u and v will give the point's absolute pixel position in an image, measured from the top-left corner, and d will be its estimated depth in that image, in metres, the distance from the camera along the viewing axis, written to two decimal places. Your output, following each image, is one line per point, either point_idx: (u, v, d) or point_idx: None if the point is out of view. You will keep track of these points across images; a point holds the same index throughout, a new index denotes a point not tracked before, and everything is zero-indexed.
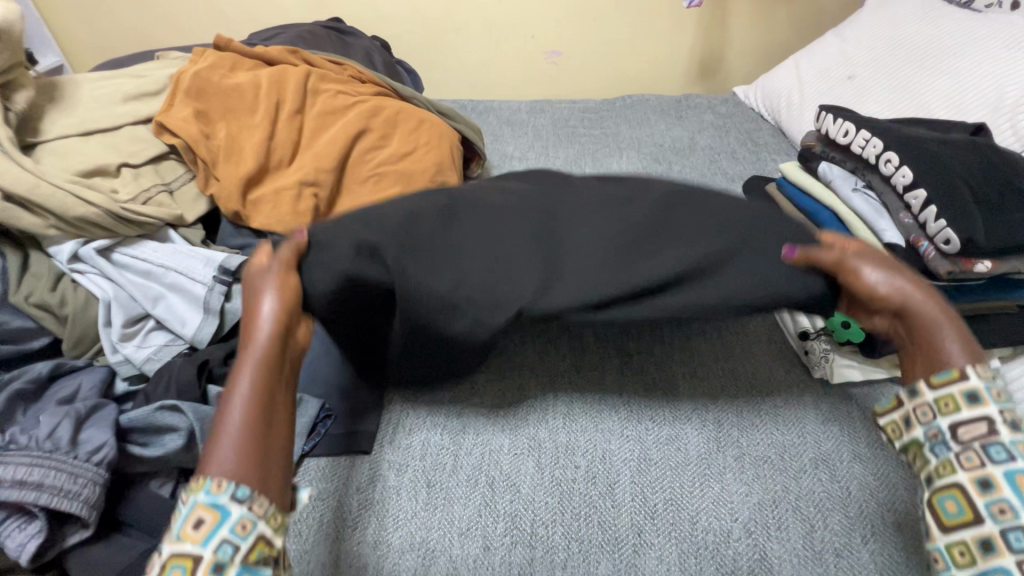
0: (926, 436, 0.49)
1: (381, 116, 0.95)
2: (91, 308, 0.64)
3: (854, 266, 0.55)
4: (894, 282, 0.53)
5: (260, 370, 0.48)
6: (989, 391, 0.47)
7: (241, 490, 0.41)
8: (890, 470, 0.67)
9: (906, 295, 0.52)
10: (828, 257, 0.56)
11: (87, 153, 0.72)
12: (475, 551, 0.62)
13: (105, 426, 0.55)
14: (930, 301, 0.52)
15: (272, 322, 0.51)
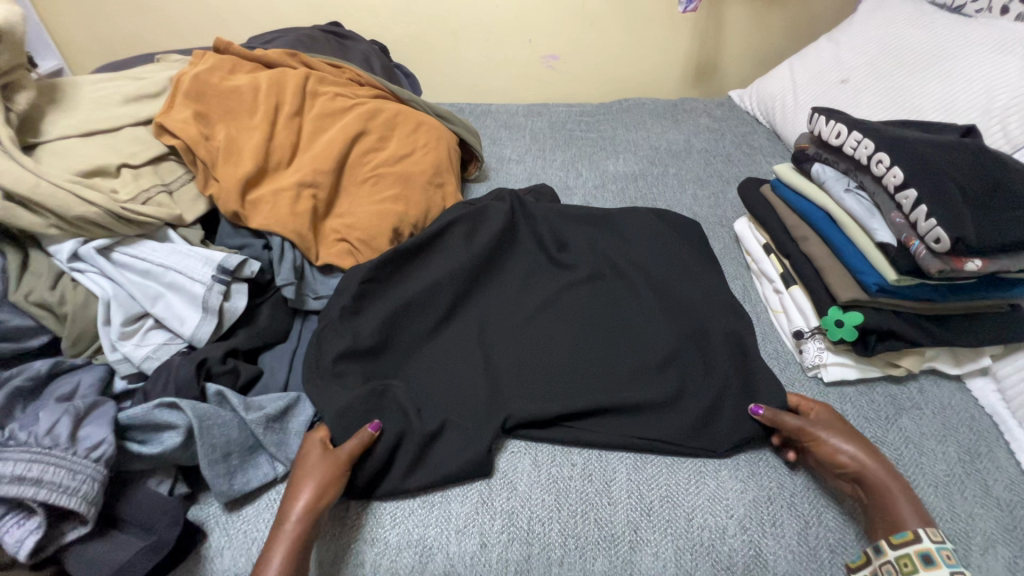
0: (915, 555, 0.54)
1: (379, 119, 0.96)
2: (90, 307, 0.65)
3: (825, 439, 0.64)
4: (868, 468, 0.61)
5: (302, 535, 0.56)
6: (938, 552, 0.54)
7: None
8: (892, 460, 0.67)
9: (885, 482, 0.60)
10: (799, 426, 0.66)
11: (87, 153, 0.73)
12: (472, 549, 0.62)
13: (104, 423, 0.55)
14: (900, 485, 0.60)
15: (296, 532, 0.56)
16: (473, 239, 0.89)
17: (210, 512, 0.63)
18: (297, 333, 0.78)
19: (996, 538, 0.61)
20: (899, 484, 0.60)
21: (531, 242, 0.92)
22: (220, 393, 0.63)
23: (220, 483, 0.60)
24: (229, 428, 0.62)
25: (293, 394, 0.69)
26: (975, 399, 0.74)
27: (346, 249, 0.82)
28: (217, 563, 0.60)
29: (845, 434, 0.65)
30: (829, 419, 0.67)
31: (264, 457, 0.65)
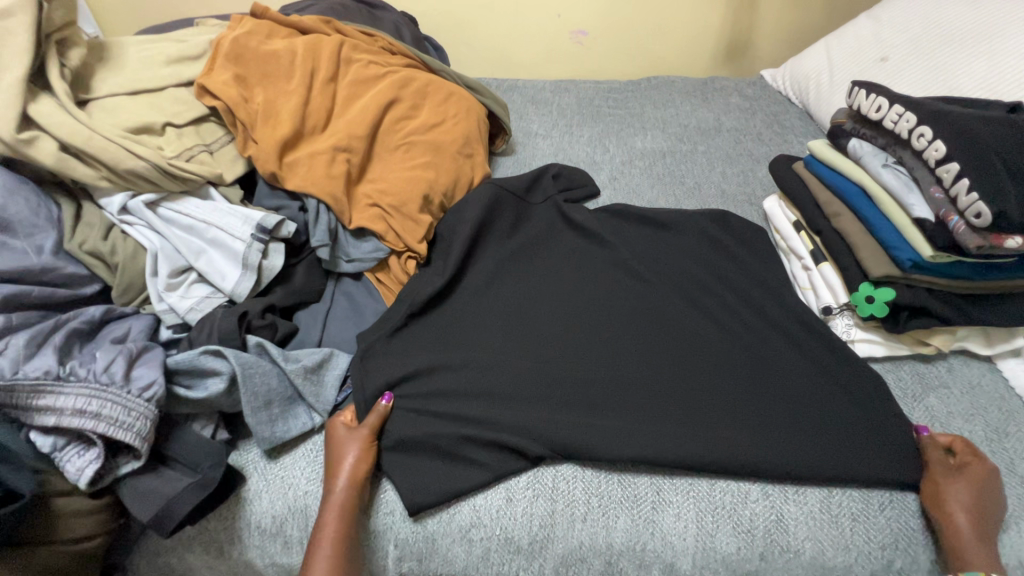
0: None
1: (411, 87, 0.97)
2: (139, 258, 0.68)
3: (948, 496, 0.60)
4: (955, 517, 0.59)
5: (349, 504, 0.61)
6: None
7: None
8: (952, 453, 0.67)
9: (963, 537, 0.58)
10: (936, 472, 0.63)
11: (134, 110, 0.75)
12: (499, 502, 0.65)
13: (155, 366, 0.58)
14: (976, 537, 0.58)
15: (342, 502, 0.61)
16: (525, 232, 0.95)
17: (249, 458, 0.66)
18: (330, 294, 0.82)
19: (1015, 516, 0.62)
20: (986, 545, 0.58)
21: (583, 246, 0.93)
22: (261, 344, 0.66)
23: (263, 429, 0.64)
24: (269, 378, 0.66)
25: (326, 350, 0.73)
26: (1006, 380, 0.74)
27: (378, 213, 0.84)
28: (256, 505, 0.64)
29: (978, 489, 0.60)
30: (979, 473, 0.61)
31: (301, 408, 0.69)
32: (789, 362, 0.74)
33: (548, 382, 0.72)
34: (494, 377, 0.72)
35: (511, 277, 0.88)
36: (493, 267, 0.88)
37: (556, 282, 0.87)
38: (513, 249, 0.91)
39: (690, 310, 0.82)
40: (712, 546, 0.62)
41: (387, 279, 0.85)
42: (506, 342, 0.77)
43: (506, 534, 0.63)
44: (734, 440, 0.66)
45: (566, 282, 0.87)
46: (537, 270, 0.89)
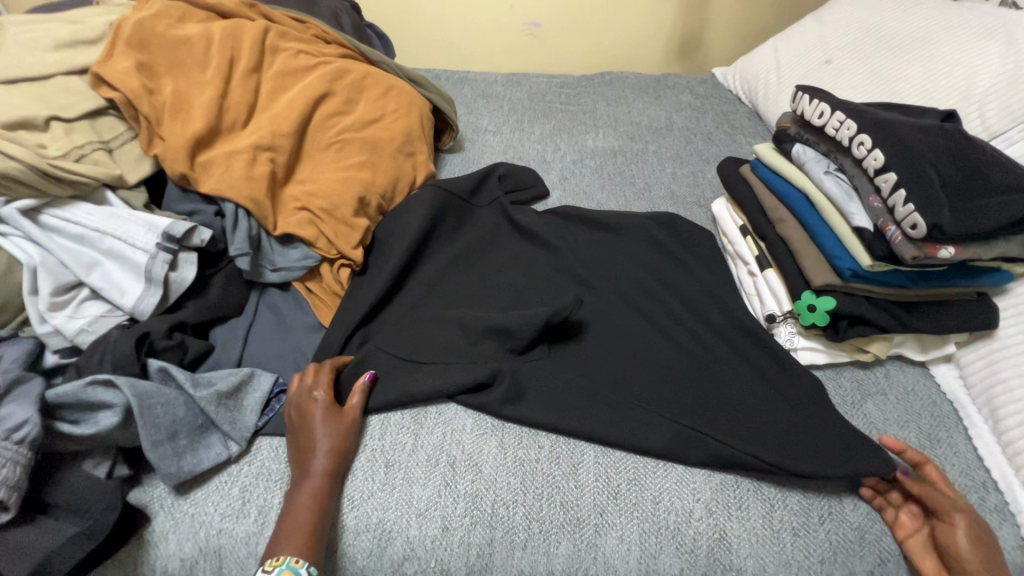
0: None
1: (346, 80, 0.90)
2: (14, 274, 0.60)
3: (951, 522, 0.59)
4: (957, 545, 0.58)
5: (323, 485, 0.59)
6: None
7: (313, 569, 0.54)
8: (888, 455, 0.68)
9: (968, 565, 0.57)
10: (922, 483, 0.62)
11: (11, 102, 0.65)
12: (433, 532, 0.60)
13: (28, 401, 0.51)
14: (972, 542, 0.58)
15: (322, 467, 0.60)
16: (468, 236, 0.90)
17: (155, 495, 0.59)
18: (253, 307, 0.75)
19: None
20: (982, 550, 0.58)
21: (527, 250, 0.90)
22: (163, 370, 0.59)
23: (168, 465, 0.57)
24: (175, 406, 0.59)
25: (245, 370, 0.66)
26: (938, 385, 0.75)
27: (306, 217, 0.77)
28: (161, 548, 0.58)
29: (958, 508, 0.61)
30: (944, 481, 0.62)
31: (216, 437, 0.62)
32: (735, 374, 0.72)
33: (490, 393, 0.69)
34: (430, 383, 0.69)
35: (454, 285, 0.83)
36: (435, 275, 0.84)
37: (501, 288, 0.83)
38: (455, 255, 0.87)
39: (638, 319, 0.79)
40: (655, 567, 0.60)
41: (317, 289, 0.78)
42: (447, 352, 0.73)
43: (442, 566, 0.60)
44: (679, 452, 0.65)
45: (510, 289, 0.83)
46: (481, 276, 0.85)
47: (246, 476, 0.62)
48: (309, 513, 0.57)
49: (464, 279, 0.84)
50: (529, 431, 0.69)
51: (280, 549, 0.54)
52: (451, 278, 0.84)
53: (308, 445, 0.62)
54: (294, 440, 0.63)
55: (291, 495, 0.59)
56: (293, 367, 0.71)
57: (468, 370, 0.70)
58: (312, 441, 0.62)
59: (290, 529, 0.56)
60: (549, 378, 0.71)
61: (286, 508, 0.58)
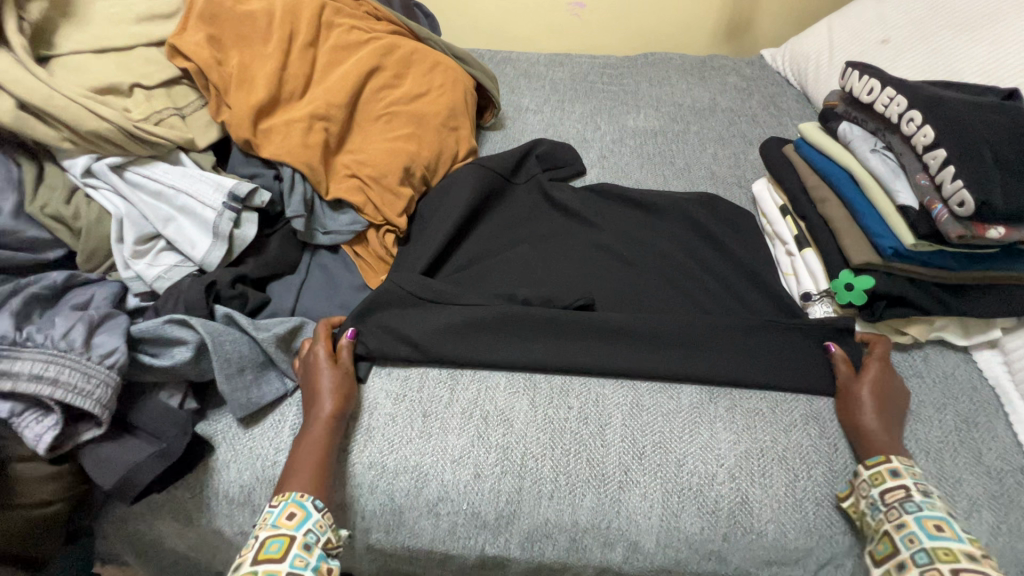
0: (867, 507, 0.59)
1: (395, 55, 0.94)
2: (104, 223, 0.67)
3: (860, 397, 0.67)
4: (864, 421, 0.65)
5: (327, 427, 0.63)
6: (907, 470, 0.60)
7: (319, 502, 0.58)
8: (919, 437, 0.67)
9: (872, 436, 0.64)
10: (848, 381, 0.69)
11: (101, 70, 0.72)
12: (466, 478, 0.65)
13: (117, 333, 0.58)
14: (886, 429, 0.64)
15: (327, 413, 0.64)
16: (506, 211, 0.94)
17: (218, 428, 0.66)
18: (306, 266, 0.81)
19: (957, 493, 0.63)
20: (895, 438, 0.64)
21: (562, 223, 0.92)
22: (228, 315, 0.65)
23: (232, 399, 0.63)
24: (240, 345, 0.65)
25: (297, 320, 0.71)
26: (980, 370, 0.73)
27: (356, 184, 0.82)
28: (224, 475, 0.64)
29: (886, 384, 0.67)
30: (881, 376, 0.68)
31: (274, 373, 0.68)
32: (778, 353, 0.73)
33: (508, 345, 0.73)
34: (455, 339, 0.73)
35: (492, 258, 0.87)
36: (478, 249, 0.87)
37: (537, 260, 0.86)
38: (495, 230, 0.90)
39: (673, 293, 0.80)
40: (677, 525, 0.62)
41: (365, 252, 0.83)
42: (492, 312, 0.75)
43: (473, 508, 0.64)
44: (698, 421, 0.69)
45: (545, 261, 0.86)
46: (518, 249, 0.88)
47: (295, 416, 0.68)
48: (316, 453, 0.61)
49: (504, 252, 0.88)
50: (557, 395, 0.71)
51: (286, 485, 0.58)
52: (495, 252, 0.88)
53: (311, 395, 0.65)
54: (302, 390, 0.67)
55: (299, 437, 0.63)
56: None
57: (488, 312, 0.74)
58: (316, 389, 0.65)
59: (298, 467, 0.60)
60: (557, 327, 0.74)
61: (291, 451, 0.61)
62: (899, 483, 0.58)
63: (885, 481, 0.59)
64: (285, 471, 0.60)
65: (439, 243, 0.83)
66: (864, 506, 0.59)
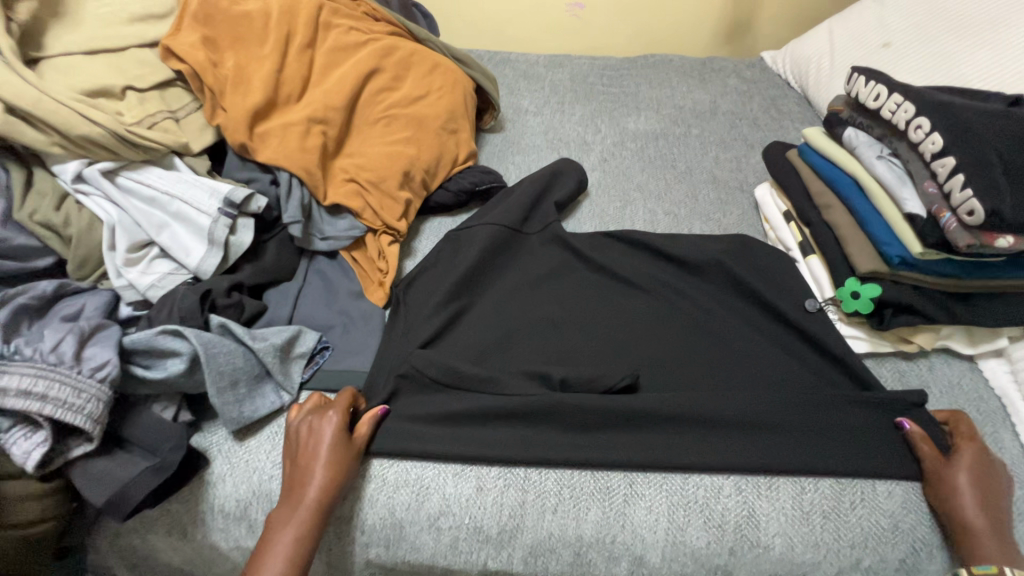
0: None
1: (393, 57, 0.92)
2: (95, 231, 0.65)
3: (958, 485, 0.59)
4: (967, 518, 0.58)
5: (309, 525, 0.57)
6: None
7: None
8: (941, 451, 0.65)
9: (977, 530, 0.57)
10: (936, 467, 0.61)
11: (93, 72, 0.70)
12: (468, 492, 0.63)
13: (109, 345, 0.56)
14: (991, 532, 0.57)
15: (313, 507, 0.57)
16: (530, 240, 0.86)
17: (214, 440, 0.64)
18: (303, 272, 0.79)
19: (935, 544, 0.61)
20: (1003, 543, 0.56)
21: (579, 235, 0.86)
22: (223, 324, 0.64)
23: (229, 410, 0.62)
24: (234, 357, 0.63)
25: (295, 327, 0.70)
26: (986, 380, 0.73)
27: (354, 189, 0.80)
28: (219, 489, 0.62)
29: (980, 467, 0.60)
30: (977, 459, 0.61)
31: (269, 386, 0.66)
32: (783, 367, 0.72)
33: (546, 416, 0.67)
34: (476, 436, 0.65)
35: (514, 318, 0.77)
36: (500, 286, 0.81)
37: (566, 321, 0.77)
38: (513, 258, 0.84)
39: (676, 298, 0.79)
40: (682, 540, 0.61)
41: (363, 258, 0.81)
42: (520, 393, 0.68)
43: (475, 523, 0.62)
44: (728, 443, 0.65)
45: (576, 323, 0.77)
46: (544, 289, 0.81)
47: None
48: (289, 551, 0.55)
49: (529, 289, 0.81)
50: (591, 432, 0.66)
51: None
52: (519, 289, 0.81)
53: (298, 478, 0.59)
54: (293, 457, 0.61)
55: (273, 526, 0.57)
56: (339, 328, 0.75)
57: (520, 402, 0.67)
58: (305, 472, 0.59)
59: (272, 553, 0.55)
60: (600, 415, 0.66)
61: (263, 543, 0.56)
62: None
63: None
64: (254, 564, 0.56)
65: (449, 286, 0.77)
66: None
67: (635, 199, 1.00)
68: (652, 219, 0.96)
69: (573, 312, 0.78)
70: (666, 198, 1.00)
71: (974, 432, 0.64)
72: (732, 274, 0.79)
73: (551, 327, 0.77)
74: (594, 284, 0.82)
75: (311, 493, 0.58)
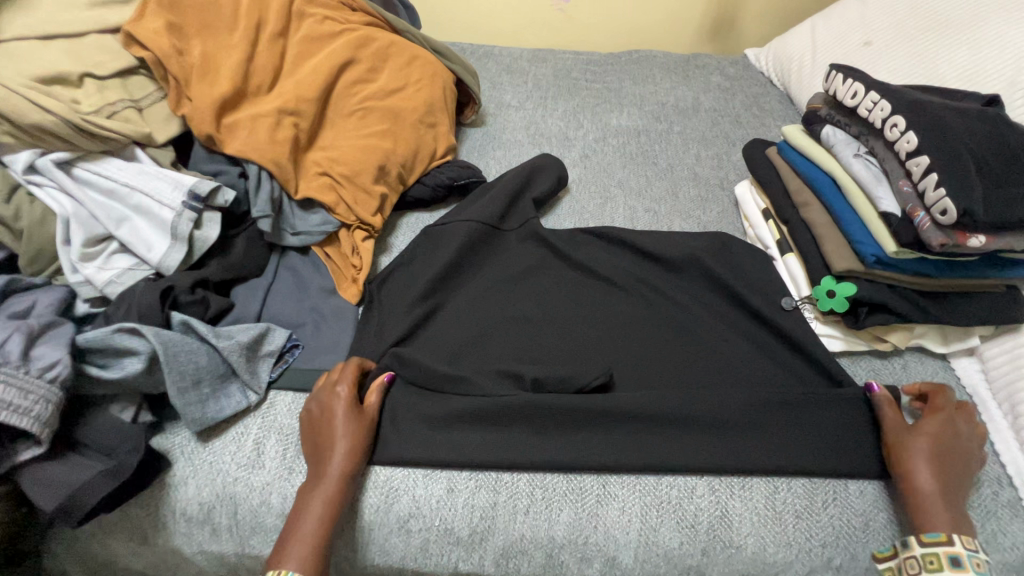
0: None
1: (369, 48, 0.90)
2: (49, 224, 0.62)
3: (917, 452, 0.59)
4: (917, 480, 0.58)
5: (338, 489, 0.57)
6: (970, 558, 0.53)
7: None
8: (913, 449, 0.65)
9: (928, 495, 0.57)
10: (894, 431, 0.62)
11: (48, 58, 0.67)
12: (439, 493, 0.62)
13: (60, 345, 0.54)
14: (941, 497, 0.57)
15: (340, 473, 0.58)
16: (507, 236, 0.85)
17: (176, 442, 0.62)
18: (274, 268, 0.77)
19: None
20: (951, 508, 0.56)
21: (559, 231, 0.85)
22: (185, 322, 0.62)
23: (191, 411, 0.60)
24: (197, 356, 0.61)
25: (263, 325, 0.68)
26: (958, 378, 0.73)
27: (327, 183, 0.78)
28: (181, 492, 0.60)
29: (941, 431, 0.61)
30: (937, 424, 0.61)
31: (235, 385, 0.64)
32: (758, 365, 0.71)
33: (521, 419, 0.66)
34: (449, 440, 0.64)
35: (489, 316, 0.76)
36: (477, 283, 0.80)
37: (541, 320, 0.76)
38: (490, 255, 0.83)
39: (653, 296, 0.79)
40: (655, 540, 0.60)
41: (336, 254, 0.79)
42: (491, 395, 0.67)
43: (445, 525, 0.61)
44: (693, 442, 0.65)
45: (553, 322, 0.76)
46: (521, 284, 0.80)
47: (259, 429, 0.64)
48: (320, 517, 0.55)
49: (505, 285, 0.80)
50: (564, 430, 0.65)
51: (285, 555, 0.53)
52: (495, 287, 0.79)
53: (321, 448, 0.59)
54: (312, 432, 0.61)
55: (303, 497, 0.57)
56: (309, 326, 0.73)
57: (492, 403, 0.66)
58: (327, 441, 0.59)
59: (305, 522, 0.55)
60: (572, 415, 0.65)
61: (293, 515, 0.56)
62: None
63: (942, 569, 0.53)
64: (286, 536, 0.55)
65: (425, 284, 0.76)
66: None
67: (615, 195, 0.99)
68: (632, 216, 0.96)
69: (549, 310, 0.77)
70: (647, 195, 0.99)
71: (948, 399, 0.64)
72: (710, 272, 0.79)
73: (527, 326, 0.75)
74: (572, 281, 0.81)
75: (336, 460, 0.58)
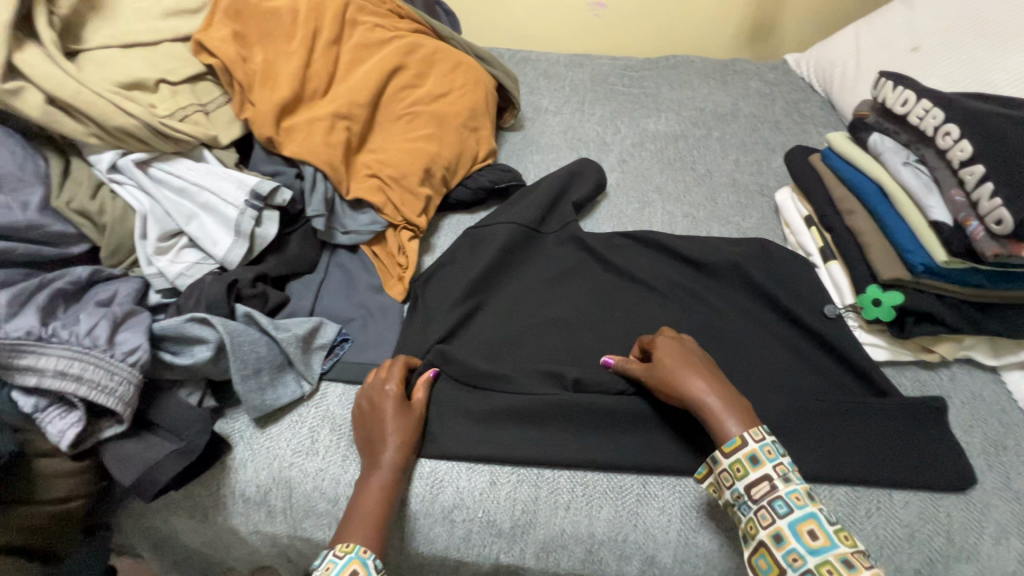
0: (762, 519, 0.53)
1: (417, 54, 0.93)
2: (128, 220, 0.67)
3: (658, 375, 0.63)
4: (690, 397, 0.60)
5: (392, 478, 0.60)
6: (762, 450, 0.55)
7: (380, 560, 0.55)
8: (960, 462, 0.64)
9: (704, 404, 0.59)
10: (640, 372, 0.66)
11: (128, 65, 0.72)
12: (482, 485, 0.64)
13: (140, 331, 0.58)
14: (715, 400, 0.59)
15: (394, 464, 0.60)
16: (549, 239, 0.87)
17: (237, 427, 0.66)
18: (325, 265, 0.80)
19: (952, 556, 0.60)
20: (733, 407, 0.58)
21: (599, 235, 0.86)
22: (248, 314, 0.65)
23: (252, 398, 0.63)
24: (258, 346, 0.65)
25: (317, 319, 0.71)
26: (1009, 392, 0.72)
27: (376, 184, 0.81)
28: (241, 474, 0.64)
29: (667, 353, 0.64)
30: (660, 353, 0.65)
31: (291, 375, 0.68)
32: (799, 372, 0.71)
33: (561, 416, 0.67)
34: (493, 435, 0.66)
35: (530, 317, 0.78)
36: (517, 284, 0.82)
37: (581, 321, 0.77)
38: (530, 257, 0.85)
39: (692, 301, 0.79)
40: (694, 540, 0.61)
41: (384, 253, 0.82)
42: (532, 395, 0.69)
43: (488, 517, 0.63)
44: None
45: (591, 324, 0.77)
46: (560, 286, 0.82)
47: (313, 418, 0.67)
48: (377, 504, 0.58)
49: (545, 287, 0.81)
50: (602, 429, 0.67)
51: (346, 537, 0.55)
52: (536, 288, 0.81)
53: (374, 441, 0.62)
54: (363, 425, 0.64)
55: (359, 487, 0.60)
56: (359, 321, 0.76)
57: (533, 402, 0.68)
58: (380, 435, 0.62)
59: (362, 508, 0.58)
60: (611, 416, 0.67)
61: (351, 503, 0.59)
62: (761, 473, 0.54)
63: (747, 472, 0.54)
64: (344, 522, 0.57)
65: (467, 282, 0.78)
66: (733, 498, 0.55)
67: (654, 200, 1.00)
68: (670, 221, 0.96)
69: (588, 311, 0.79)
70: (686, 200, 1.00)
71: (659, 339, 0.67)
72: (750, 278, 0.79)
73: (565, 326, 0.77)
74: (611, 283, 0.82)
75: (388, 451, 0.61)
